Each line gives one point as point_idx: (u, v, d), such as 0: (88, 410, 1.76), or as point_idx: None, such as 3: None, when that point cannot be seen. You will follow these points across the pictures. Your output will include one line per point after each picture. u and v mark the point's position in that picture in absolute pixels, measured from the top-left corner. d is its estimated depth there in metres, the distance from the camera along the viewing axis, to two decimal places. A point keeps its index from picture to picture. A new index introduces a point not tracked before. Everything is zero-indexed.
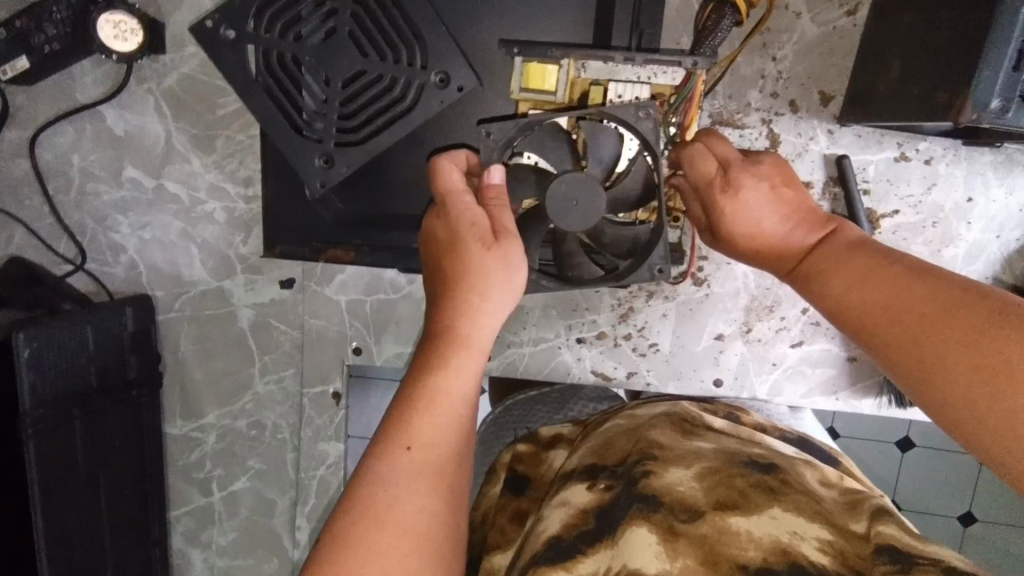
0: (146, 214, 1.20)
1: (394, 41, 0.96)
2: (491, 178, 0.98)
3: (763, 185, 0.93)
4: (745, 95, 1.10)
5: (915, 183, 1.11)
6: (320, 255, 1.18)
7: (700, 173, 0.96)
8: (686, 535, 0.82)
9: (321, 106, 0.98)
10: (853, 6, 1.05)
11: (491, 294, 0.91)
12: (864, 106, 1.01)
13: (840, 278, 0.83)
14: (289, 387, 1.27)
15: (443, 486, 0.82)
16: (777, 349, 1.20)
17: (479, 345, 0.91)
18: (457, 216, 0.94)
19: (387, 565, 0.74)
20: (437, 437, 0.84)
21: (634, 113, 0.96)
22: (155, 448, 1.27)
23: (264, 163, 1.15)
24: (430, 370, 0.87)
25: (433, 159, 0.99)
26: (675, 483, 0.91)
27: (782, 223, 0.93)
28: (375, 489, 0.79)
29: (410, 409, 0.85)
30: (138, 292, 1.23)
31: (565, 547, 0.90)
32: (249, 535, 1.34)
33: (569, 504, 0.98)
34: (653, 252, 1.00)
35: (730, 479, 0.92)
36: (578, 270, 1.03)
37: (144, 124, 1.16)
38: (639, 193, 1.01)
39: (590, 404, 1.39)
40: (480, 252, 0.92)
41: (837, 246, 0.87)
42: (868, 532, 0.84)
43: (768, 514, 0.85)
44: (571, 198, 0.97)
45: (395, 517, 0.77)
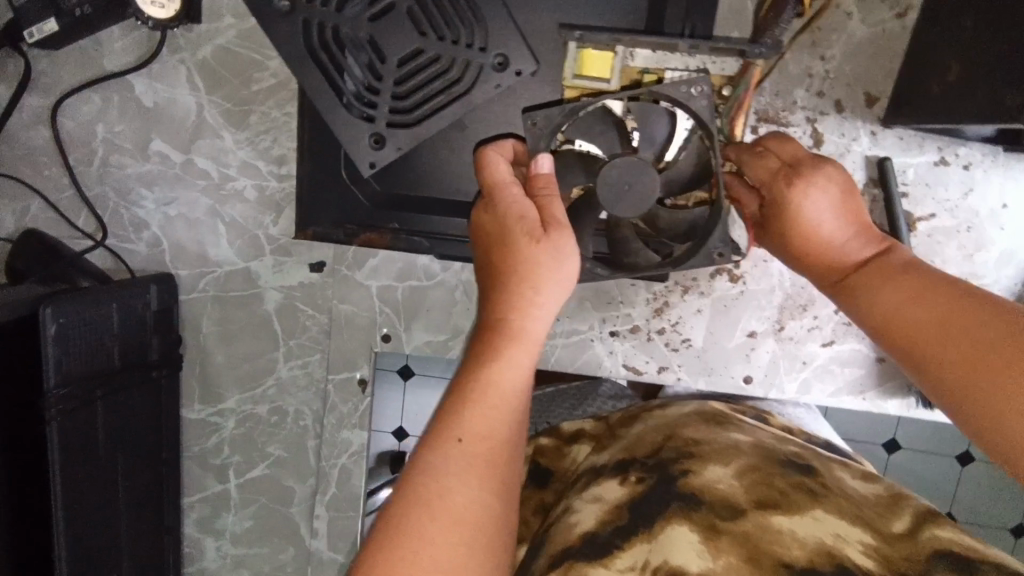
0: (173, 189, 1.16)
1: (454, 20, 0.93)
2: (539, 168, 0.97)
3: (832, 189, 0.93)
4: (791, 93, 1.09)
5: (953, 187, 1.12)
6: (354, 239, 1.16)
7: (762, 170, 0.98)
8: (728, 533, 0.81)
9: (374, 84, 0.95)
10: (904, 8, 1.05)
11: (544, 288, 0.90)
12: (924, 108, 1.00)
13: (895, 291, 0.84)
14: (314, 373, 1.24)
15: (494, 477, 0.80)
16: (808, 348, 1.21)
17: (532, 340, 0.90)
18: (504, 211, 0.94)
19: (436, 554, 0.72)
20: (488, 431, 0.82)
21: (684, 91, 0.94)
22: (171, 431, 1.24)
23: (300, 141, 1.12)
24: (483, 363, 0.86)
25: (481, 151, 0.99)
26: (716, 481, 0.90)
27: (842, 229, 0.93)
28: (427, 478, 0.77)
29: (463, 402, 0.83)
30: (160, 270, 1.19)
31: (598, 542, 0.86)
32: (264, 524, 1.31)
33: (602, 499, 0.96)
34: (711, 236, 0.99)
35: (769, 478, 0.91)
36: (635, 258, 1.03)
37: (174, 95, 1.12)
38: (692, 176, 1.01)
39: (608, 402, 1.38)
40: (530, 246, 0.90)
41: (894, 264, 0.87)
42: (910, 530, 0.83)
43: (810, 515, 0.84)
44: (624, 182, 0.97)
45: (444, 506, 0.75)
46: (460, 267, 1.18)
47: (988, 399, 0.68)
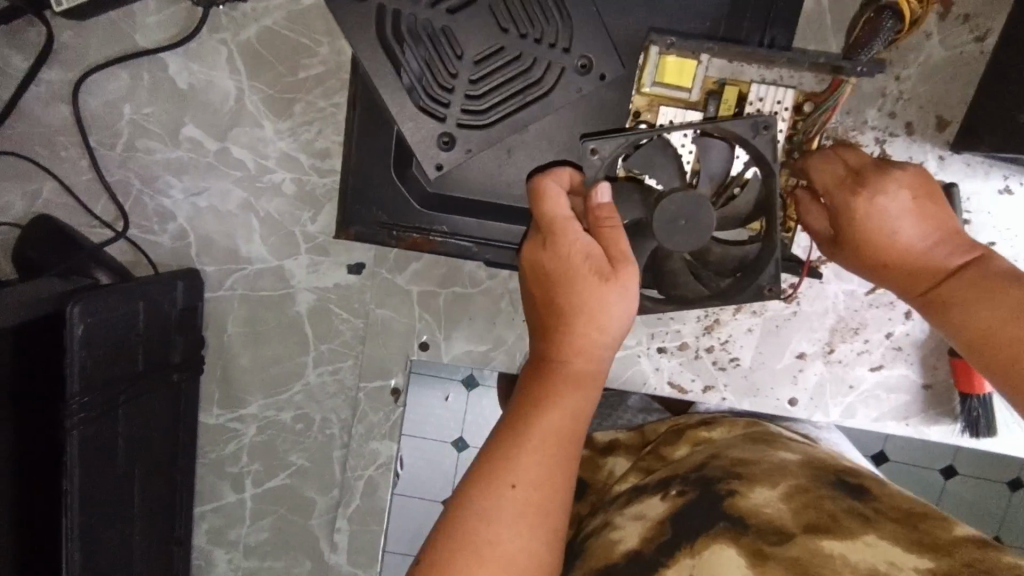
0: (203, 179, 1.07)
1: (538, 17, 0.87)
2: (598, 200, 0.86)
3: (904, 194, 0.87)
4: (863, 112, 1.06)
5: (1014, 217, 1.09)
6: (398, 241, 1.04)
7: (827, 176, 0.92)
8: (773, 559, 0.70)
9: (448, 81, 0.88)
10: (982, 32, 1.03)
11: (609, 328, 0.82)
12: (1002, 136, 0.98)
13: (993, 308, 0.81)
14: (344, 380, 1.17)
15: (545, 524, 0.74)
16: (855, 372, 1.19)
17: (591, 379, 0.83)
18: (568, 251, 0.82)
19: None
20: (543, 474, 0.75)
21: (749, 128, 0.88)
22: (187, 437, 1.15)
23: (346, 135, 1.04)
24: (542, 404, 0.79)
25: (537, 180, 0.87)
26: (760, 505, 0.79)
27: (922, 237, 0.88)
28: (476, 524, 0.72)
29: (518, 441, 0.77)
30: (185, 265, 1.11)
31: (646, 562, 0.79)
32: (281, 536, 1.24)
33: (645, 517, 0.86)
34: (762, 273, 0.93)
35: (819, 500, 0.78)
36: (683, 290, 0.95)
37: (212, 78, 1.03)
38: (751, 211, 0.93)
39: (638, 415, 1.32)
40: (599, 288, 0.81)
41: (984, 276, 0.84)
42: (981, 547, 0.69)
43: (863, 540, 0.71)
44: (678, 217, 0.88)
45: (492, 558, 0.70)
46: (508, 275, 1.12)
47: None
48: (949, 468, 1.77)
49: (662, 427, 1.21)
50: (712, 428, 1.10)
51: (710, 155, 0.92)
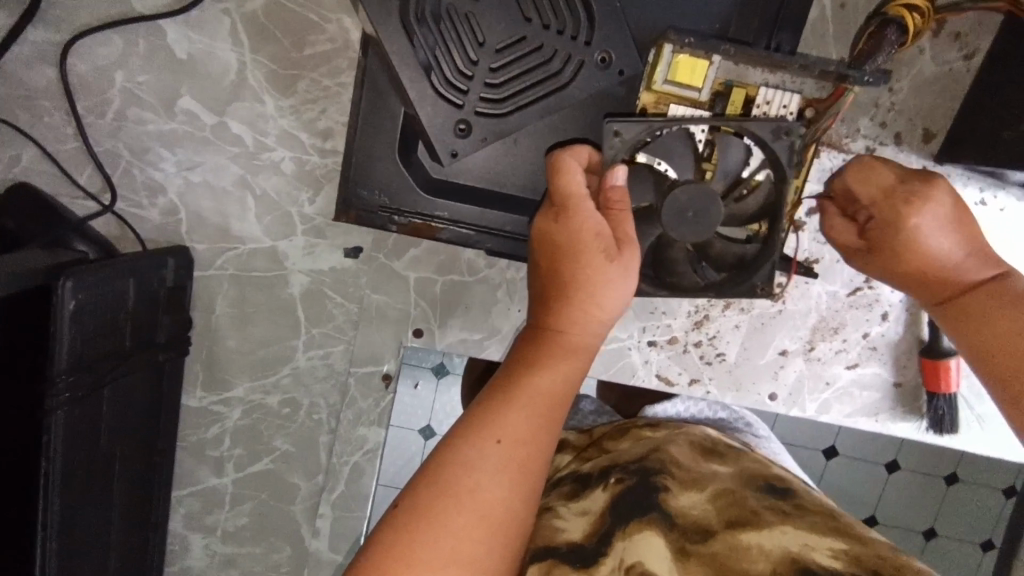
0: (198, 153, 1.04)
1: (561, 9, 0.87)
2: (613, 180, 0.85)
3: (945, 207, 0.91)
4: (856, 121, 1.11)
5: (987, 227, 1.16)
6: (399, 226, 1.04)
7: (875, 187, 0.93)
8: (696, 557, 0.75)
9: (468, 67, 0.87)
10: (971, 50, 1.08)
11: (609, 305, 0.82)
12: (985, 146, 1.03)
13: (1010, 325, 0.85)
14: (335, 365, 1.15)
15: (529, 481, 0.72)
16: (832, 369, 1.24)
17: (585, 352, 0.82)
18: (580, 227, 0.82)
19: (462, 549, 0.65)
20: (532, 434, 0.74)
21: (772, 130, 0.89)
22: (169, 418, 1.11)
23: (351, 115, 1.02)
24: (540, 367, 0.78)
25: (554, 155, 0.85)
26: (686, 506, 0.83)
27: (956, 248, 0.91)
28: (461, 471, 0.69)
29: (510, 399, 0.75)
30: (174, 242, 1.07)
31: (587, 553, 0.79)
32: (261, 522, 1.21)
33: (588, 511, 0.87)
34: (758, 272, 0.95)
35: (743, 499, 0.83)
36: (679, 278, 0.96)
37: (213, 49, 1.00)
38: (756, 212, 0.94)
39: (590, 416, 1.30)
40: (604, 264, 0.81)
41: (1004, 291, 0.88)
42: (892, 554, 0.75)
43: (778, 530, 0.77)
44: (687, 209, 0.87)
45: (476, 504, 0.68)
46: (507, 265, 1.11)
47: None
48: (894, 462, 1.86)
49: (608, 429, 1.12)
50: (657, 426, 1.06)
51: (728, 153, 0.92)
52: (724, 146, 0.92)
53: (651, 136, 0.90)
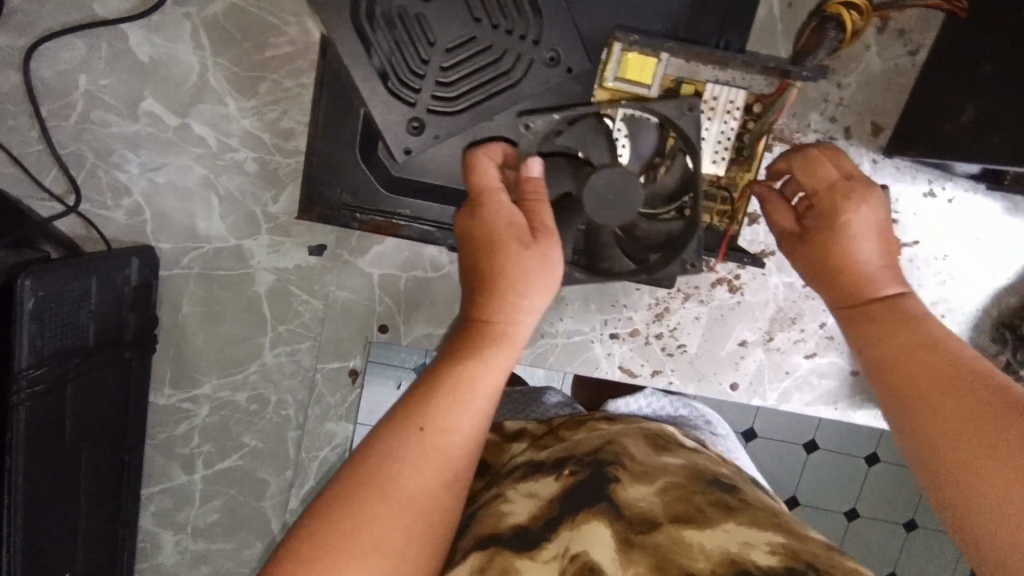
0: (162, 154, 1.06)
1: (510, 9, 0.89)
2: (528, 173, 0.87)
3: (875, 215, 0.95)
4: (807, 116, 1.14)
5: (936, 218, 1.20)
6: (363, 224, 1.07)
7: (818, 178, 0.98)
8: (639, 546, 0.79)
9: (420, 67, 0.89)
10: (915, 46, 1.11)
11: (530, 294, 0.84)
12: (928, 139, 1.06)
13: (897, 338, 0.89)
14: (302, 361, 1.17)
15: (448, 470, 0.77)
16: (792, 359, 1.27)
17: (515, 341, 0.84)
18: (492, 218, 0.84)
19: (377, 538, 0.71)
20: (453, 425, 0.78)
21: (677, 108, 0.92)
22: (138, 416, 1.13)
23: (312, 116, 1.05)
24: (464, 357, 0.81)
25: (468, 154, 0.88)
26: (634, 499, 0.87)
27: (875, 257, 0.96)
28: (381, 462, 0.74)
29: (434, 391, 0.78)
30: (140, 242, 1.09)
31: (530, 538, 0.84)
32: (232, 517, 1.23)
33: (536, 495, 0.91)
34: (686, 247, 0.93)
35: (690, 494, 0.87)
36: (611, 263, 0.96)
37: (174, 51, 1.02)
38: (676, 187, 0.96)
39: (553, 409, 1.34)
40: (519, 253, 0.83)
41: (901, 308, 0.93)
42: (824, 549, 0.80)
43: (720, 528, 0.81)
44: (607, 192, 0.87)
45: (395, 495, 0.73)
46: None
47: (965, 471, 0.74)
48: (873, 455, 1.89)
49: (567, 419, 1.16)
50: (612, 420, 1.10)
51: (642, 134, 0.96)
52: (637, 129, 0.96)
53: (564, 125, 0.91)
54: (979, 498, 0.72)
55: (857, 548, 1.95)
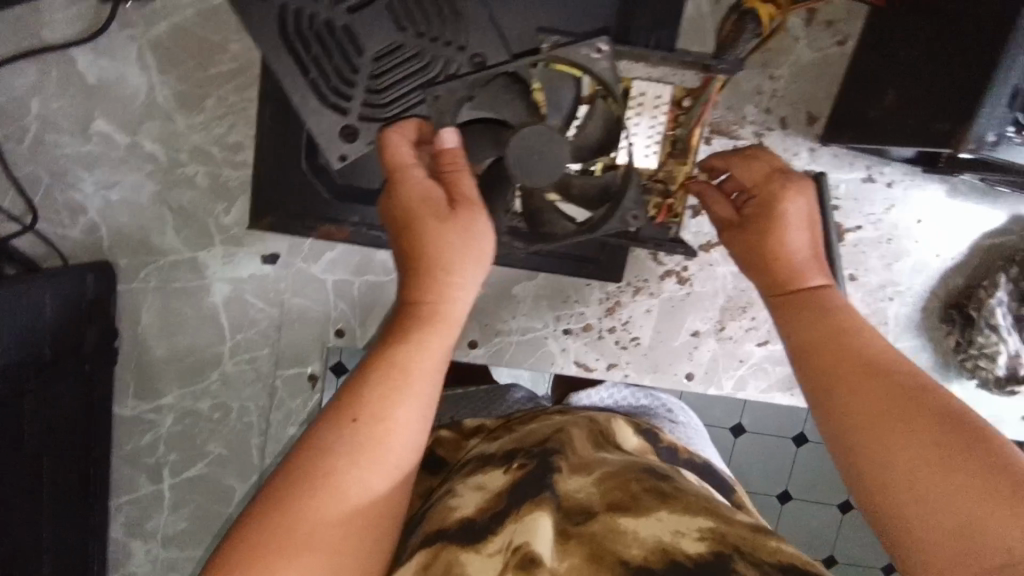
0: (115, 172, 1.09)
1: (435, 18, 0.92)
2: (443, 144, 0.87)
3: (805, 207, 0.99)
4: (742, 108, 1.16)
5: (878, 203, 1.22)
6: (312, 231, 1.12)
7: (756, 171, 1.02)
8: (575, 535, 0.81)
9: (350, 77, 0.92)
10: (843, 36, 1.13)
11: (456, 268, 0.85)
12: (856, 126, 1.08)
13: (819, 328, 0.93)
14: (262, 368, 1.21)
15: (386, 455, 0.77)
16: (745, 347, 1.29)
17: (448, 319, 0.86)
18: (407, 194, 0.85)
19: (315, 533, 0.72)
20: (387, 411, 0.78)
21: (586, 54, 0.91)
22: (101, 428, 1.16)
23: (258, 129, 1.08)
24: (394, 343, 0.83)
25: (381, 134, 0.89)
26: (572, 491, 0.89)
27: (806, 247, 0.99)
28: (316, 456, 0.75)
29: (369, 382, 0.80)
30: (97, 257, 1.12)
31: (476, 530, 0.84)
32: (201, 524, 1.26)
33: (485, 488, 0.93)
34: (624, 198, 0.93)
35: (626, 483, 0.89)
36: (551, 227, 0.97)
37: (122, 73, 1.06)
38: (599, 137, 0.96)
39: (514, 405, 1.40)
40: (437, 227, 0.84)
41: (828, 298, 0.97)
42: (753, 534, 0.82)
43: (655, 516, 0.82)
44: (533, 149, 0.89)
45: (334, 492, 0.74)
46: None
47: (879, 458, 0.79)
48: None
49: (522, 416, 1.20)
50: (562, 413, 1.17)
51: (558, 87, 0.95)
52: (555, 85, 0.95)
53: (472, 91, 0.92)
54: (889, 476, 0.77)
55: (842, 537, 1.97)
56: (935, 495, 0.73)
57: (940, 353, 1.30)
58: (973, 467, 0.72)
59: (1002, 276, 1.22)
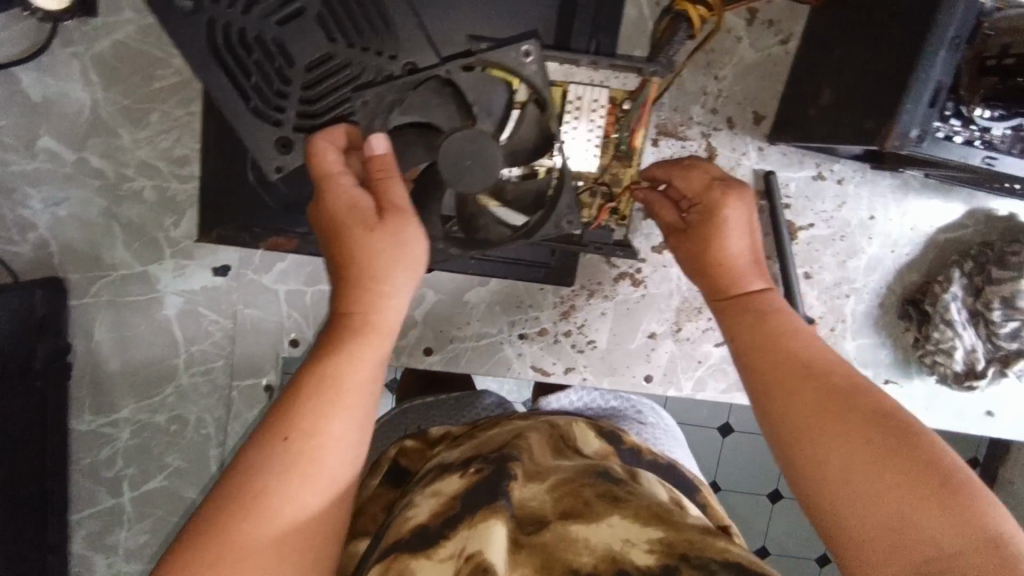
0: (63, 188, 1.10)
1: (363, 27, 0.93)
2: (372, 150, 0.87)
3: (746, 211, 0.99)
4: (688, 109, 1.16)
5: (828, 201, 1.22)
6: (261, 241, 1.14)
7: (692, 183, 1.02)
8: (525, 547, 0.76)
9: (282, 89, 0.93)
10: (786, 36, 1.13)
11: (385, 278, 0.85)
12: (798, 125, 1.08)
13: (758, 330, 0.92)
14: (217, 379, 1.21)
15: (320, 471, 0.76)
16: (703, 348, 1.29)
17: (381, 330, 0.85)
18: (334, 203, 0.86)
19: (248, 555, 0.70)
20: (319, 426, 0.77)
21: (516, 58, 0.91)
22: (57, 443, 1.17)
23: (204, 142, 1.09)
24: (324, 355, 0.82)
25: (309, 141, 0.89)
26: (525, 498, 0.85)
27: (747, 251, 0.99)
28: (248, 477, 0.73)
29: (302, 398, 0.78)
30: (48, 273, 1.13)
31: (429, 537, 0.81)
32: (162, 537, 1.27)
33: (441, 493, 0.89)
34: (559, 203, 0.98)
35: (578, 489, 0.85)
36: (487, 232, 1.00)
37: (66, 90, 1.07)
38: (535, 142, 0.96)
39: (488, 410, 1.37)
40: (365, 237, 0.84)
41: (770, 301, 0.96)
42: (705, 537, 0.78)
43: (607, 522, 0.79)
44: (464, 157, 0.91)
45: (267, 509, 0.72)
46: None
47: (821, 463, 0.77)
48: None
49: (485, 423, 1.16)
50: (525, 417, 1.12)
51: (489, 93, 0.92)
52: (485, 90, 0.92)
53: (403, 95, 0.92)
54: (831, 482, 0.75)
55: None
56: (877, 498, 0.71)
57: (900, 350, 1.30)
58: (913, 468, 0.71)
59: (956, 272, 1.22)
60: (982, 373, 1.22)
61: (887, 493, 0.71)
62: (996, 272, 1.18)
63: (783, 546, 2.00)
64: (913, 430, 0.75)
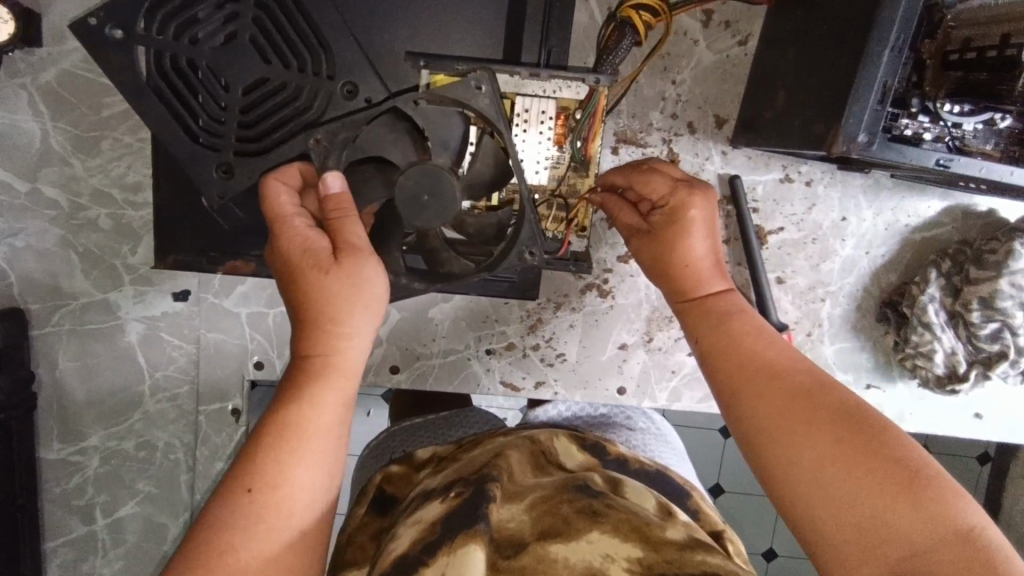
0: (19, 218, 1.10)
1: (299, 49, 0.92)
2: (327, 189, 0.87)
3: (711, 215, 0.95)
4: (647, 115, 1.13)
5: (797, 203, 1.19)
6: (217, 266, 1.12)
7: (655, 184, 0.97)
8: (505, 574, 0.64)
9: (219, 114, 0.93)
10: (744, 35, 1.10)
11: (344, 318, 0.83)
12: (756, 128, 1.05)
13: (718, 333, 0.88)
14: (184, 405, 1.21)
15: (284, 515, 0.74)
16: (677, 357, 1.26)
17: (345, 371, 0.84)
18: (289, 244, 0.84)
19: None
20: (281, 472, 0.75)
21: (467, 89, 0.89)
22: (25, 474, 1.17)
23: (155, 168, 1.08)
24: (285, 401, 0.79)
25: (263, 180, 0.88)
26: (503, 520, 0.73)
27: (710, 252, 0.95)
28: (215, 536, 0.71)
29: (264, 445, 0.76)
30: (9, 304, 1.13)
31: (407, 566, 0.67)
32: (137, 563, 1.27)
33: (422, 521, 0.76)
34: (520, 233, 0.95)
35: (555, 505, 0.75)
36: (450, 266, 0.98)
37: (16, 121, 1.06)
38: (492, 173, 0.97)
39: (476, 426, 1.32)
40: (321, 279, 0.82)
41: (732, 302, 0.93)
42: (688, 553, 0.69)
43: (585, 539, 0.69)
44: (420, 192, 0.91)
45: (232, 563, 0.70)
46: None
47: (794, 478, 0.73)
48: None
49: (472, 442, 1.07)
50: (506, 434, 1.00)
51: (445, 126, 0.92)
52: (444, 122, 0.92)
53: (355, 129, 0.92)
54: (808, 495, 0.71)
55: None
56: (856, 511, 0.68)
57: (881, 353, 1.26)
58: (887, 476, 0.68)
59: (933, 272, 1.18)
60: (964, 376, 1.18)
61: (864, 505, 0.68)
62: (975, 272, 1.14)
63: (790, 546, 1.97)
64: (883, 433, 0.71)
